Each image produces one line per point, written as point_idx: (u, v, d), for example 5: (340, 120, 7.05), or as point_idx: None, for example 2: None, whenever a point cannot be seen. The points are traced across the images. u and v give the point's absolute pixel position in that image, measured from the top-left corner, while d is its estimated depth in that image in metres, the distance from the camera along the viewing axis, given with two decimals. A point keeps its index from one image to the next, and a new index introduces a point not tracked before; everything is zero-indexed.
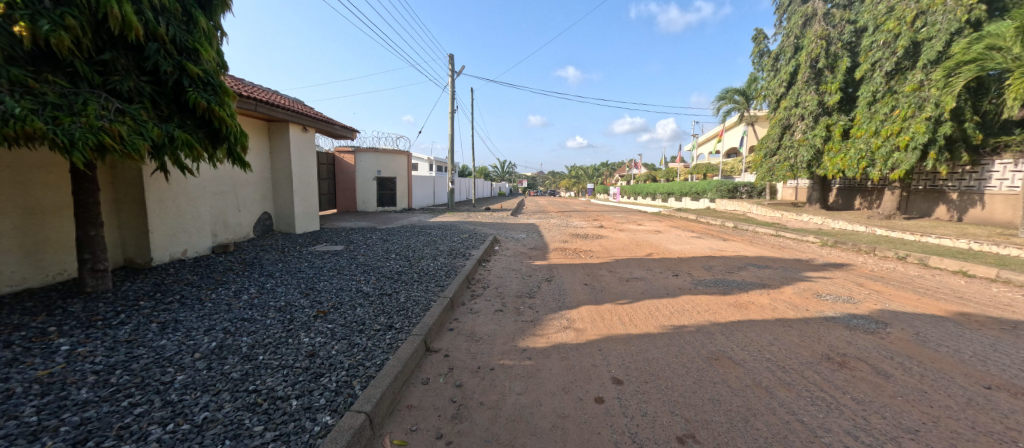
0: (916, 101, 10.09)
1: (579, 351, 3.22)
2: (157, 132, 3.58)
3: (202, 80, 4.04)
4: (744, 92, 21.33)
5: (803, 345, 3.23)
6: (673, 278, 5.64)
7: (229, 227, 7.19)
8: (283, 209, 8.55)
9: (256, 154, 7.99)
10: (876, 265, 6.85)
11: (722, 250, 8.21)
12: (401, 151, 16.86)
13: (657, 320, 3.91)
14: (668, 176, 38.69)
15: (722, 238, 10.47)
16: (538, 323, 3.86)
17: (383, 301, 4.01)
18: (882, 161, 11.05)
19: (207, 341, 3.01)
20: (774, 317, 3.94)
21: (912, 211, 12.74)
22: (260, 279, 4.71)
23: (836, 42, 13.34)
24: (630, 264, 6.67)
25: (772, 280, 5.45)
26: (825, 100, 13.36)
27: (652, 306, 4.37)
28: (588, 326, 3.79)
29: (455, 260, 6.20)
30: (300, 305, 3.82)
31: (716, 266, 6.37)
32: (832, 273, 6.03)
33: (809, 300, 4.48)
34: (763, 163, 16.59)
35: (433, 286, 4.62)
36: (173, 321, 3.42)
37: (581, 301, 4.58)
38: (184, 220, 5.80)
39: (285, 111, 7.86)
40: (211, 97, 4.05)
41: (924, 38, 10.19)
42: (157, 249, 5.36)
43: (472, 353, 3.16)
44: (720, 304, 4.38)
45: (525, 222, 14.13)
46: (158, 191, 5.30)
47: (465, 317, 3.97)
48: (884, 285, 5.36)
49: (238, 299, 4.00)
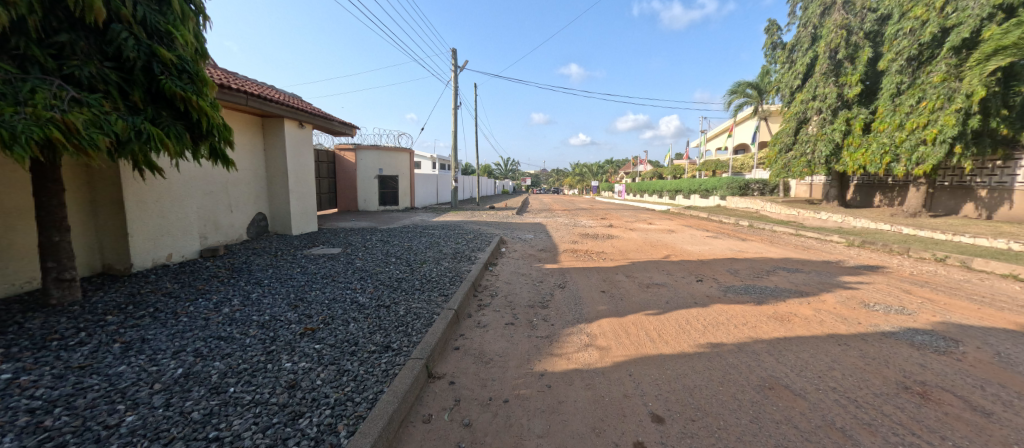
0: (946, 92, 9.48)
1: (606, 377, 2.76)
2: (121, 124, 3.14)
3: (176, 67, 3.60)
4: (756, 85, 20.65)
5: (872, 370, 2.74)
6: (698, 284, 5.16)
7: (220, 229, 6.78)
8: (279, 209, 8.13)
9: (249, 152, 7.55)
10: (914, 268, 6.32)
11: (744, 252, 7.71)
12: (403, 148, 16.41)
13: (690, 336, 3.44)
14: (675, 173, 38.02)
15: (740, 238, 9.95)
16: (555, 339, 3.41)
17: (379, 315, 3.55)
18: (906, 155, 10.48)
19: (172, 368, 2.57)
20: (826, 333, 3.45)
21: (936, 209, 12.11)
22: (246, 288, 4.27)
23: (857, 31, 12.71)
24: (648, 268, 6.20)
25: (809, 286, 4.94)
26: (845, 92, 12.78)
27: (681, 318, 3.89)
28: (612, 343, 3.33)
29: (460, 264, 5.75)
30: (287, 320, 3.37)
31: (743, 270, 5.88)
32: (871, 278, 5.51)
33: (857, 311, 3.99)
34: (778, 159, 15.94)
35: (436, 296, 4.16)
36: (139, 341, 2.99)
37: (601, 312, 4.11)
38: (169, 222, 5.38)
39: (279, 106, 7.41)
40: (188, 87, 3.63)
41: (953, 24, 9.55)
42: (137, 254, 4.95)
43: (482, 379, 2.73)
44: (758, 316, 3.90)
45: (532, 221, 13.64)
46: (138, 191, 4.89)
47: (472, 332, 3.52)
48: (934, 292, 4.85)
49: (217, 312, 3.56)
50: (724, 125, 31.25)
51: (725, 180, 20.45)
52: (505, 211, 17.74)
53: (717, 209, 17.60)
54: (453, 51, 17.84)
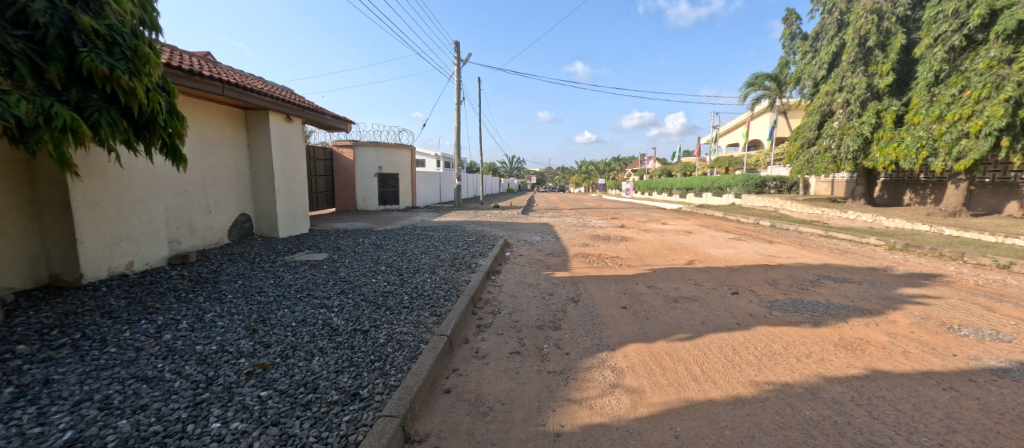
0: (994, 80, 8.58)
1: (644, 440, 2.05)
2: (25, 106, 2.47)
3: (104, 38, 2.93)
4: (775, 77, 19.68)
5: (1010, 435, 2.00)
6: (734, 298, 4.41)
7: (196, 232, 6.15)
8: (264, 210, 7.48)
9: (230, 148, 6.90)
10: (977, 277, 5.51)
11: (775, 256, 6.94)
12: (403, 144, 15.76)
13: (742, 372, 2.71)
14: (685, 170, 37.04)
15: (766, 240, 9.12)
16: (571, 376, 2.71)
17: (353, 344, 2.86)
18: (945, 149, 9.58)
19: (57, 432, 1.89)
20: (918, 370, 2.69)
21: (976, 207, 11.12)
22: (203, 305, 3.59)
23: (889, 16, 11.81)
24: (672, 276, 5.45)
25: (868, 302, 4.16)
26: (876, 82, 11.87)
27: (725, 346, 3.15)
28: (645, 384, 2.61)
29: (458, 273, 5.05)
30: (237, 352, 2.70)
31: (783, 280, 5.12)
32: (937, 291, 4.70)
33: (942, 338, 3.25)
34: (800, 155, 15.01)
35: (426, 317, 3.46)
36: (39, 384, 2.32)
37: (625, 337, 3.38)
38: (129, 225, 4.74)
39: (261, 96, 6.75)
40: (119, 63, 2.96)
41: (1005, 5, 8.64)
42: (90, 263, 4.31)
43: (476, 442, 2.02)
44: (820, 344, 3.15)
45: (538, 221, 12.89)
46: (89, 191, 4.25)
47: (467, 366, 2.82)
48: (1020, 309, 4.06)
49: (155, 340, 2.89)
50: (737, 120, 30.13)
51: (740, 177, 19.27)
52: (510, 211, 16.96)
53: (732, 208, 16.71)
54: (457, 44, 17.10)
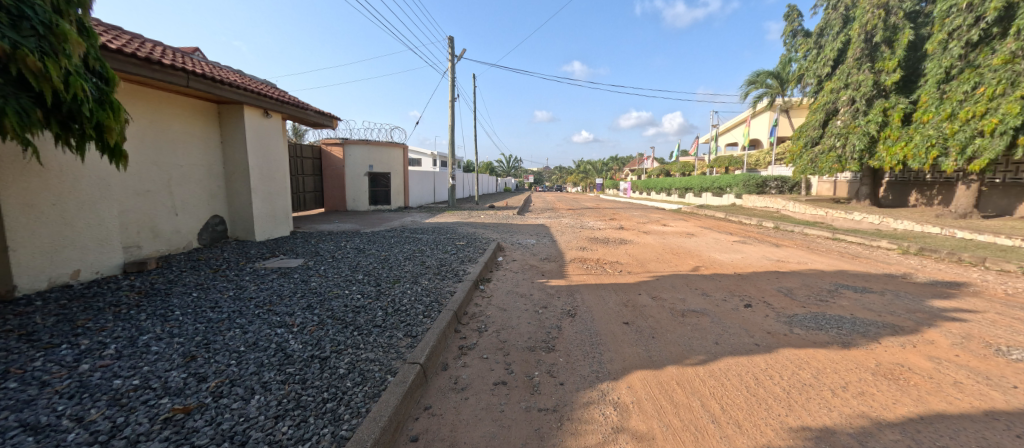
0: (1009, 76, 8.23)
1: None
2: None
3: (9, 11, 2.45)
4: (778, 75, 19.31)
5: None
6: (746, 312, 3.96)
7: (159, 235, 5.67)
8: (239, 212, 6.98)
9: (199, 144, 6.38)
10: (1006, 286, 5.08)
11: (785, 261, 6.51)
12: (395, 143, 15.24)
13: (771, 412, 2.26)
14: (683, 170, 36.67)
15: (772, 243, 8.66)
16: (565, 417, 2.25)
17: (305, 377, 2.39)
18: (957, 149, 9.17)
19: None
20: (979, 409, 2.26)
21: (986, 209, 10.77)
22: (143, 324, 3.12)
23: (896, 12, 11.43)
24: (677, 285, 5.01)
25: (898, 318, 3.72)
26: (882, 79, 11.47)
27: (746, 374, 2.71)
28: (656, 429, 2.15)
29: (443, 283, 4.58)
30: (160, 390, 2.22)
31: (798, 290, 4.68)
32: (969, 303, 4.28)
33: (992, 363, 2.82)
34: (803, 154, 14.60)
35: (399, 338, 3.00)
36: None
37: (629, 362, 2.93)
38: (75, 230, 4.24)
39: (233, 89, 6.22)
40: (29, 41, 2.46)
41: None
42: (24, 273, 3.82)
43: None
44: (856, 372, 2.70)
45: (534, 222, 12.35)
46: (25, 192, 3.77)
47: (443, 405, 2.35)
48: None
49: (66, 373, 2.39)
50: (737, 119, 29.74)
51: (741, 177, 18.89)
52: (506, 211, 16.44)
53: (732, 209, 16.27)
54: (451, 40, 16.64)
